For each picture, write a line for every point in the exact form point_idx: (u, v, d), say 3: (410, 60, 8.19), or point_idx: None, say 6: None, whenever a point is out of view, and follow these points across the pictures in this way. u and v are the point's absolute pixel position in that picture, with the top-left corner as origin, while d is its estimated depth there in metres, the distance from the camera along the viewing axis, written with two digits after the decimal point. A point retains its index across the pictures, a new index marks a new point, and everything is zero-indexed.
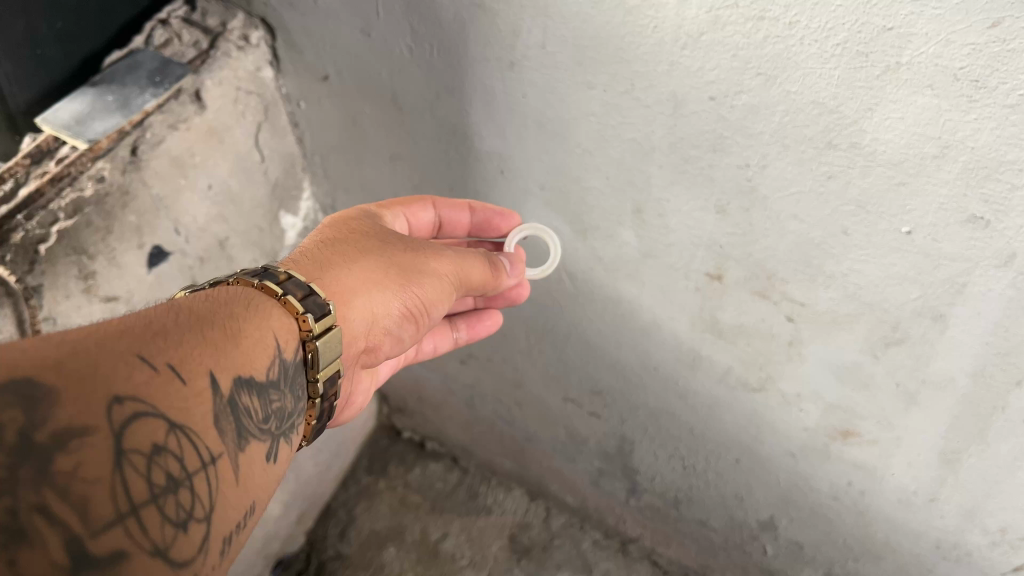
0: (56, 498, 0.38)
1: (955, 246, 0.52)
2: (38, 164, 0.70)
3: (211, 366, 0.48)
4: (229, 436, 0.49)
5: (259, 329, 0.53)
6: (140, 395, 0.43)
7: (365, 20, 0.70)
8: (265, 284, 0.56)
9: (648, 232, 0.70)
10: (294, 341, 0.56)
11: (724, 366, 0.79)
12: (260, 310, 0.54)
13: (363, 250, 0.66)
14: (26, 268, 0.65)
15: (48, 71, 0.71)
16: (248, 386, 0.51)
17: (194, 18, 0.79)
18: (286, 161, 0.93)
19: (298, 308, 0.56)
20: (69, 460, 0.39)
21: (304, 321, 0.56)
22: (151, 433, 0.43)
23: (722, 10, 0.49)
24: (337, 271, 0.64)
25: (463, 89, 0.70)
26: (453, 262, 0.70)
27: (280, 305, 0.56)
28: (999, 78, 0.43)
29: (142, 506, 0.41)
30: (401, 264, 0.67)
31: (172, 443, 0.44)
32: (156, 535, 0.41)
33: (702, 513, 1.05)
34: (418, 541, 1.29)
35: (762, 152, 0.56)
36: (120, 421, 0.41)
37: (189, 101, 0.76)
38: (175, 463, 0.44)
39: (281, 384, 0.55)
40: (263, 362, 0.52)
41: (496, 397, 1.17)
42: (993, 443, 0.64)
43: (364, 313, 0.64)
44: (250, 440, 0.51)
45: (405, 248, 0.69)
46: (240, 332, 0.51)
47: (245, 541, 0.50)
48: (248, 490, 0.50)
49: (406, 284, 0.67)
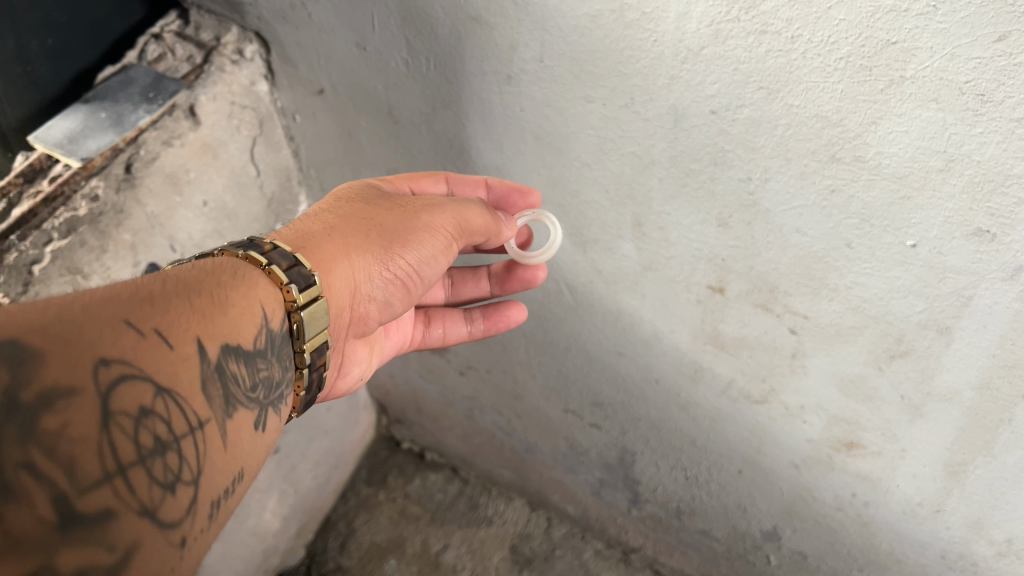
0: (44, 455, 0.36)
1: (961, 260, 0.52)
2: (31, 183, 0.69)
3: (198, 333, 0.47)
4: (216, 402, 0.48)
5: (246, 299, 0.52)
6: (127, 358, 0.42)
7: (360, 34, 0.70)
8: (250, 255, 0.55)
9: (649, 244, 0.69)
10: (279, 312, 0.55)
11: (726, 378, 0.79)
12: (246, 281, 0.53)
13: (351, 216, 0.65)
14: (20, 289, 0.65)
15: (40, 88, 0.70)
16: (235, 354, 0.50)
17: (187, 33, 0.79)
18: (282, 175, 0.92)
19: (282, 278, 0.55)
20: (55, 420, 0.37)
21: (288, 291, 0.55)
22: (138, 396, 0.42)
23: (723, 24, 0.49)
24: (320, 236, 0.62)
25: (461, 102, 0.69)
26: (442, 212, 0.67)
27: (264, 276, 0.54)
28: (1006, 92, 0.42)
29: (130, 467, 0.40)
30: (383, 222, 0.65)
31: (160, 407, 0.43)
32: (143, 496, 0.40)
33: (704, 524, 1.04)
34: (418, 553, 1.28)
35: (764, 165, 0.55)
36: (107, 383, 0.40)
37: (183, 116, 0.76)
38: (162, 426, 0.43)
39: (268, 354, 0.54)
40: (251, 330, 0.51)
41: (495, 408, 1.17)
42: (999, 455, 0.64)
43: (350, 278, 0.62)
44: (238, 407, 0.50)
45: (391, 211, 0.67)
46: (226, 300, 0.51)
47: (233, 508, 0.50)
48: (233, 455, 0.49)
49: (392, 245, 0.65)
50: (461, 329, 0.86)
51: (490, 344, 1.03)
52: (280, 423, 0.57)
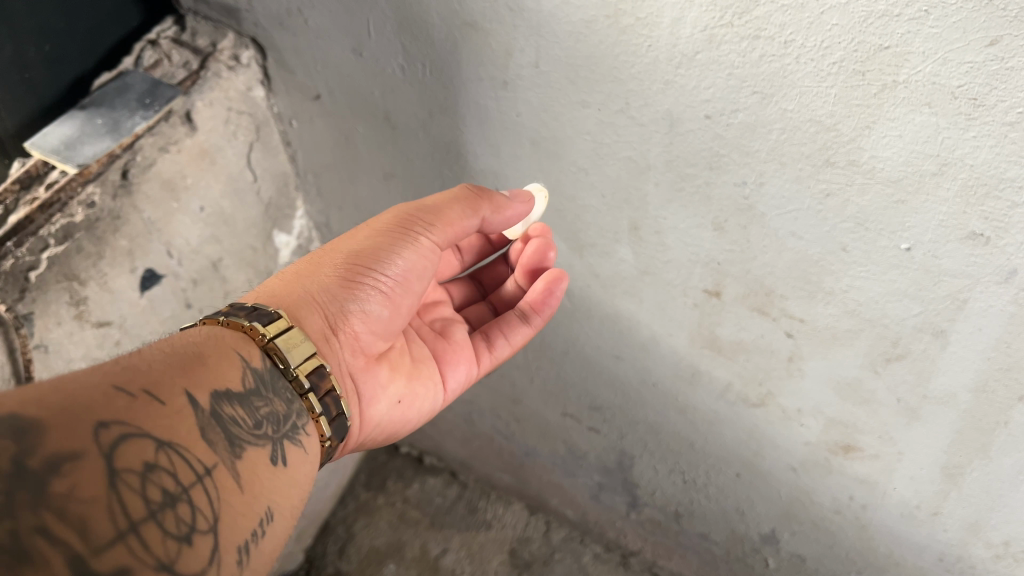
0: (56, 519, 0.36)
1: (955, 263, 0.52)
2: (26, 190, 0.69)
3: (186, 386, 0.48)
4: (220, 447, 0.48)
5: (220, 348, 0.53)
6: (122, 419, 0.43)
7: (356, 40, 0.70)
8: (207, 317, 0.57)
9: (645, 248, 0.70)
10: (254, 351, 0.55)
11: (724, 381, 0.79)
12: (217, 335, 0.54)
13: (311, 257, 0.67)
14: (17, 296, 0.64)
15: (37, 95, 0.71)
16: (227, 398, 0.50)
17: (183, 39, 0.79)
18: (279, 180, 0.92)
19: (242, 323, 0.56)
20: (64, 483, 0.37)
21: (253, 329, 0.56)
22: (139, 452, 0.42)
23: (717, 30, 0.49)
24: (281, 282, 0.64)
25: (457, 107, 0.69)
26: (400, 214, 0.67)
27: (227, 327, 0.56)
28: (998, 96, 0.43)
29: (142, 523, 0.39)
30: (340, 247, 0.66)
31: (163, 460, 0.43)
32: (159, 551, 0.40)
33: (703, 527, 1.04)
34: (417, 557, 1.28)
35: (759, 169, 0.56)
36: (108, 444, 0.41)
37: (180, 122, 0.76)
38: (170, 479, 0.43)
39: (265, 394, 0.54)
40: (235, 373, 0.52)
41: (494, 412, 1.16)
42: (996, 458, 0.64)
43: (315, 302, 0.62)
44: (245, 448, 0.50)
45: (347, 237, 0.68)
46: (204, 354, 0.52)
47: (265, 554, 0.49)
48: (252, 497, 0.49)
49: (350, 260, 0.65)
50: (523, 329, 0.79)
51: None
52: (309, 457, 0.57)
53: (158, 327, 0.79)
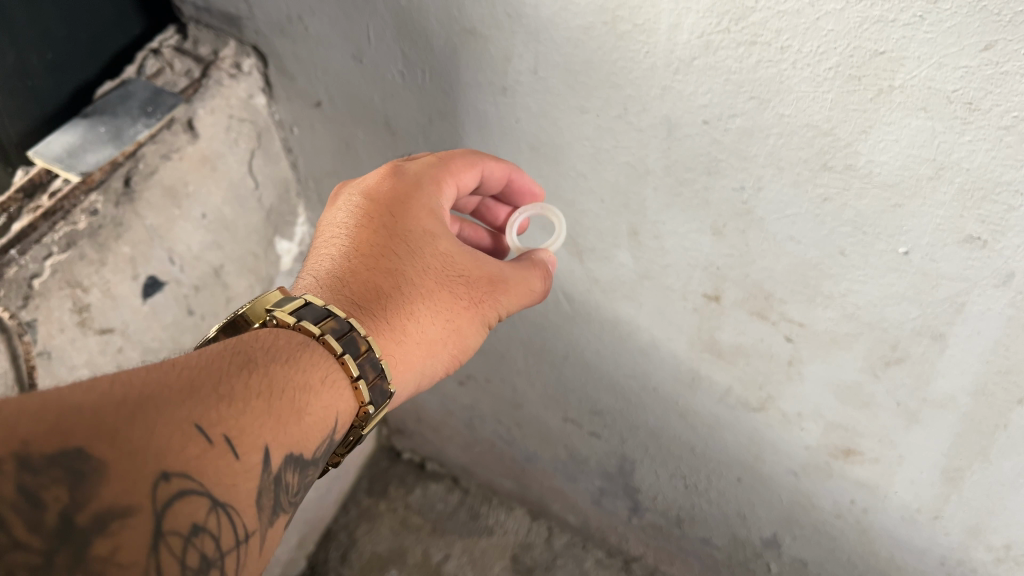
0: None
1: (953, 266, 0.52)
2: (31, 199, 0.70)
3: (267, 442, 0.47)
4: (267, 509, 0.49)
5: (325, 409, 0.51)
6: (189, 473, 0.44)
7: (356, 47, 0.70)
8: (345, 360, 0.52)
9: (644, 252, 0.70)
10: (348, 423, 0.54)
11: (724, 386, 0.79)
12: (332, 390, 0.51)
13: (425, 305, 0.60)
14: (21, 303, 0.66)
15: (40, 104, 0.71)
16: (296, 462, 0.50)
17: (185, 47, 0.80)
18: (280, 187, 0.92)
19: (364, 397, 0.53)
20: (106, 545, 0.41)
21: (364, 409, 0.54)
22: (192, 513, 0.44)
23: (713, 36, 0.49)
24: (399, 337, 0.58)
25: (457, 114, 0.70)
26: (508, 312, 0.65)
27: (350, 388, 0.53)
28: (993, 100, 0.43)
29: None
30: (458, 321, 0.62)
31: (211, 522, 0.45)
32: None
33: (704, 532, 1.04)
34: (419, 563, 1.28)
35: (757, 174, 0.56)
36: (163, 501, 0.43)
37: (181, 130, 0.77)
38: (210, 542, 0.45)
39: (324, 459, 0.53)
40: (317, 440, 0.51)
41: (495, 417, 1.17)
42: (996, 460, 0.64)
43: (417, 376, 0.61)
44: (284, 512, 0.51)
45: (463, 305, 0.62)
46: (305, 409, 0.50)
47: None
48: (270, 556, 0.50)
49: (457, 349, 0.63)
50: None
51: (490, 353, 1.03)
52: None
53: (159, 333, 0.79)
